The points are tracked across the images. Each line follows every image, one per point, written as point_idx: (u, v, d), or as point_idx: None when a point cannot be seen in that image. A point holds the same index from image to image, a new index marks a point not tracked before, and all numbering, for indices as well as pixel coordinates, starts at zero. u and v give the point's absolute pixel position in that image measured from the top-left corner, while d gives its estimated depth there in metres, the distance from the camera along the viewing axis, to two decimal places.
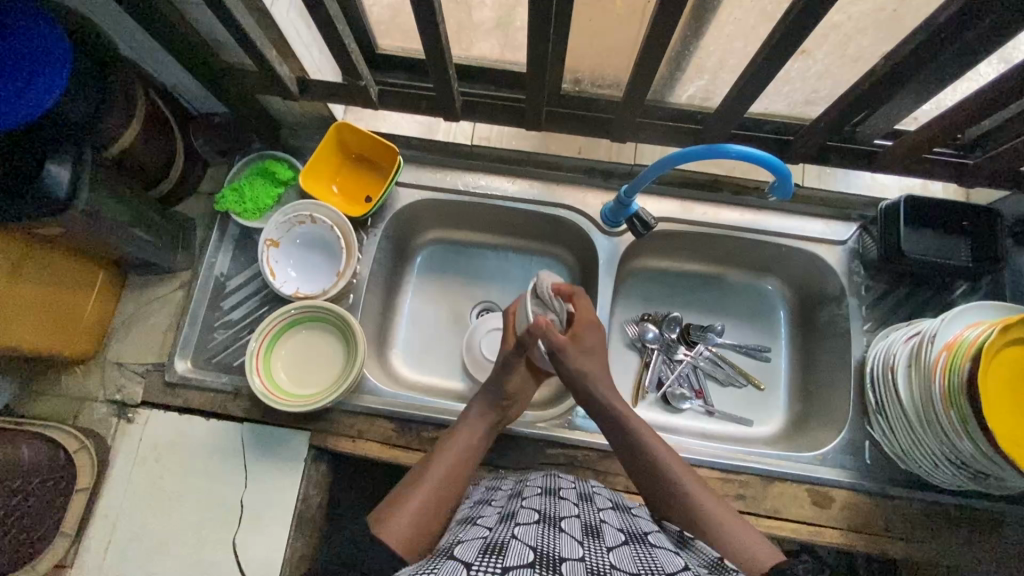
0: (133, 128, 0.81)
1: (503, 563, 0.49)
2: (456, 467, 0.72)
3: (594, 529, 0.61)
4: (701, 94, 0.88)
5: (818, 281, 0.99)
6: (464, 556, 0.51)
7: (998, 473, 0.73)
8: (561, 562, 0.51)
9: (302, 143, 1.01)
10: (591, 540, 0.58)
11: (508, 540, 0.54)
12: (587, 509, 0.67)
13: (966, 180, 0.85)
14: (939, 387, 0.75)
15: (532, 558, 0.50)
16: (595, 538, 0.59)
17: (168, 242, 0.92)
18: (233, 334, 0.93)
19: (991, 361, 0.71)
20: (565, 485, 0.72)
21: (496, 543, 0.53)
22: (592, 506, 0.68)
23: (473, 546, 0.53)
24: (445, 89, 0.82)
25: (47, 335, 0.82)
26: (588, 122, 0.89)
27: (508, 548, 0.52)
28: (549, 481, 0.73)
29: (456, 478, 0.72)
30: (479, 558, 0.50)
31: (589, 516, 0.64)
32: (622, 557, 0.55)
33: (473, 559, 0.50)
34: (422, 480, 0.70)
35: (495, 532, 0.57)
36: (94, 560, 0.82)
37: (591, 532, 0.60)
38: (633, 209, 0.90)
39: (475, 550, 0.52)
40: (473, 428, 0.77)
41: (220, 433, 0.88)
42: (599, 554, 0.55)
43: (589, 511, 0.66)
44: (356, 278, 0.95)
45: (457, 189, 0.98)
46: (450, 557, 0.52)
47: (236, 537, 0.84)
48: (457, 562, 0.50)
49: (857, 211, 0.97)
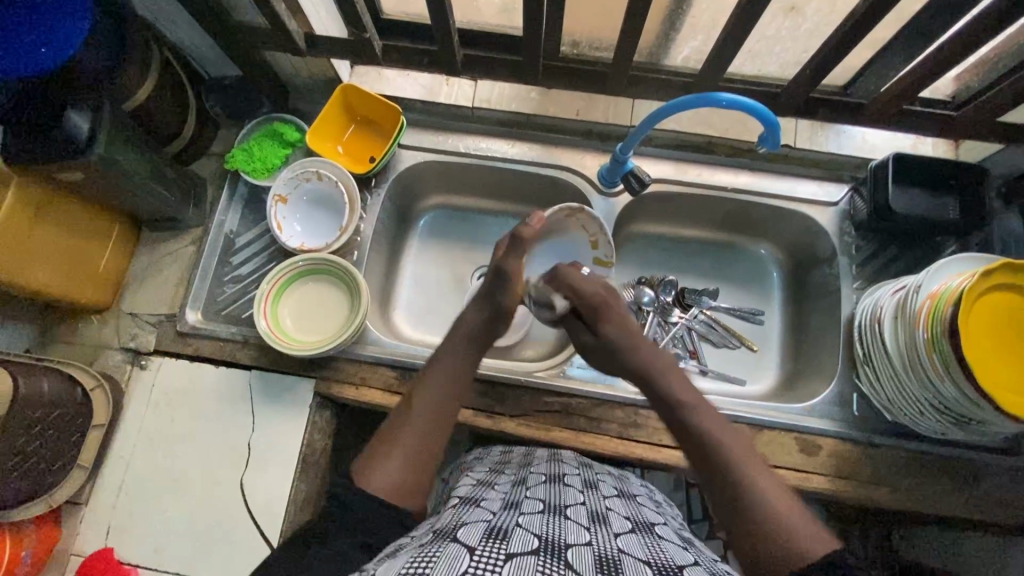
0: (150, 79, 0.85)
1: (506, 550, 0.49)
2: (436, 414, 0.71)
3: (601, 516, 0.62)
4: (696, 55, 0.90)
5: (810, 242, 1.02)
6: (467, 539, 0.51)
7: (981, 416, 0.75)
8: (566, 549, 0.52)
9: (309, 107, 1.05)
10: (598, 525, 0.59)
11: (512, 528, 0.54)
12: (593, 495, 0.68)
13: (953, 133, 0.87)
14: (923, 334, 0.77)
15: (536, 546, 0.50)
16: (602, 523, 0.60)
17: (181, 196, 0.95)
18: (242, 288, 0.97)
19: (972, 307, 0.73)
20: (569, 471, 0.74)
21: (500, 529, 0.53)
22: (597, 493, 0.70)
23: (476, 530, 0.53)
24: (447, 47, 0.85)
25: (67, 279, 0.86)
26: (586, 81, 0.92)
27: (511, 534, 0.52)
28: (552, 467, 0.75)
29: (437, 423, 0.70)
30: (483, 543, 0.50)
31: (595, 504, 0.65)
32: (630, 543, 0.56)
33: (476, 544, 0.50)
34: (404, 430, 0.68)
35: (498, 518, 0.57)
36: (110, 494, 0.87)
37: (597, 518, 0.61)
38: (628, 167, 0.93)
39: (478, 534, 0.52)
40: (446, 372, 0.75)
41: (228, 380, 0.91)
42: (606, 539, 0.56)
43: (594, 498, 0.67)
44: (360, 236, 0.99)
45: (460, 151, 1.01)
46: (452, 540, 0.51)
47: (243, 477, 0.87)
48: (460, 546, 0.49)
49: (848, 172, 0.99)
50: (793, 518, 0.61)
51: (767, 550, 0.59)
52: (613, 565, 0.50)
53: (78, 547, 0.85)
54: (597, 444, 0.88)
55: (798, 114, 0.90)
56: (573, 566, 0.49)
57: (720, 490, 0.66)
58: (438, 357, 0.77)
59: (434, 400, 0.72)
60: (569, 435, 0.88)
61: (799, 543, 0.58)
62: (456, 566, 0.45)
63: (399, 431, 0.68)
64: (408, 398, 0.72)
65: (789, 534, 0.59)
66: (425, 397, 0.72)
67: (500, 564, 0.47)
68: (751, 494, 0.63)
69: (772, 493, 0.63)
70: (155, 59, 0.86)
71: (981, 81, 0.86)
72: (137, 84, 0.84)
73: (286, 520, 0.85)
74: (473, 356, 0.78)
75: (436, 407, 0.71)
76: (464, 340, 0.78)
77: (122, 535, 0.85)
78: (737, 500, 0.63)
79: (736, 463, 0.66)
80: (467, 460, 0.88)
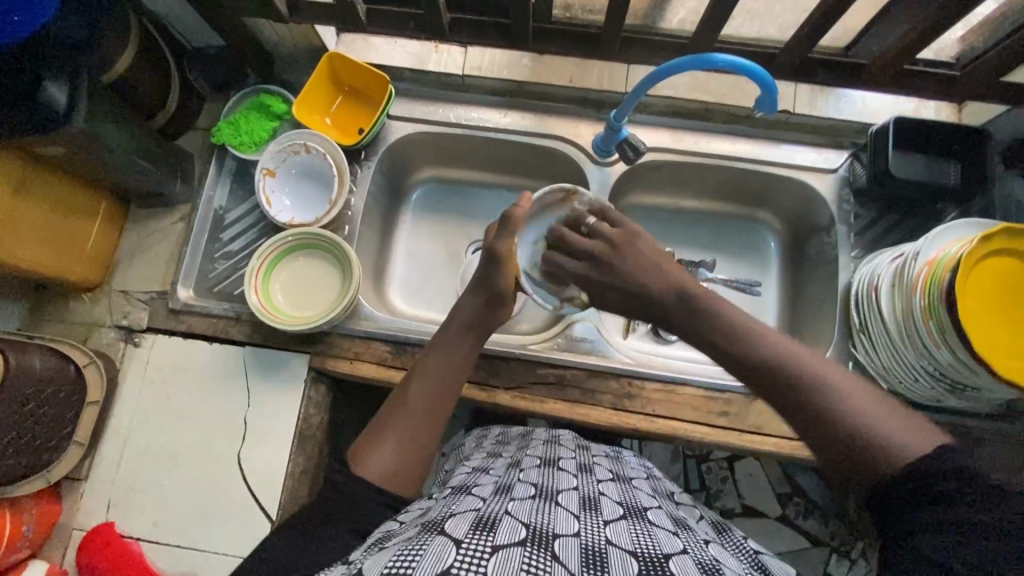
0: (129, 49, 0.82)
1: (492, 542, 0.47)
2: (432, 398, 0.71)
3: (592, 503, 0.60)
4: (692, 16, 0.88)
5: (808, 211, 1.00)
6: (453, 531, 0.49)
7: (975, 381, 0.74)
8: (554, 539, 0.50)
9: (296, 77, 1.02)
10: (588, 513, 0.58)
11: (501, 517, 0.52)
12: (586, 480, 0.67)
13: (954, 94, 0.85)
14: (920, 299, 0.76)
15: (524, 536, 0.49)
16: (592, 511, 0.58)
17: (168, 170, 0.93)
18: (234, 264, 0.96)
19: (969, 276, 0.72)
20: (564, 455, 0.74)
21: (487, 519, 0.51)
22: (591, 476, 0.69)
23: (464, 520, 0.51)
24: (432, 9, 0.82)
25: (55, 257, 0.85)
26: (578, 44, 0.88)
27: (499, 524, 0.50)
28: (549, 450, 0.75)
29: (431, 412, 0.71)
30: (470, 534, 0.48)
31: (587, 489, 0.64)
32: (619, 532, 0.55)
33: (462, 536, 0.47)
34: (399, 414, 0.70)
35: (488, 506, 0.56)
36: (108, 470, 0.87)
37: (588, 504, 0.60)
38: (623, 134, 0.91)
39: (466, 525, 0.50)
40: (447, 351, 0.75)
41: (221, 356, 0.91)
42: (595, 529, 0.54)
43: (588, 482, 0.66)
44: (351, 210, 0.97)
45: (451, 122, 0.99)
46: (439, 532, 0.49)
47: (240, 452, 0.88)
48: (446, 538, 0.47)
49: (848, 139, 0.97)
50: (882, 422, 0.49)
51: (862, 471, 0.48)
52: (599, 560, 0.48)
53: (79, 521, 0.86)
54: (592, 416, 0.88)
55: (796, 77, 0.88)
56: (561, 558, 0.47)
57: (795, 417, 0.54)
58: (435, 342, 0.77)
59: (428, 387, 0.72)
60: (564, 407, 0.88)
61: (896, 445, 0.47)
62: (441, 560, 0.43)
63: (394, 417, 0.69)
64: (402, 388, 0.73)
65: (886, 444, 0.47)
66: (420, 383, 0.72)
67: (485, 557, 0.44)
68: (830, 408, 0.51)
69: (854, 402, 0.51)
70: (133, 28, 0.83)
71: (987, 39, 0.83)
72: (116, 55, 0.81)
73: (283, 493, 0.86)
74: (471, 333, 0.78)
75: (429, 394, 0.72)
76: (461, 324, 0.78)
77: (121, 509, 0.86)
78: (816, 418, 0.52)
79: (799, 380, 0.54)
80: (466, 444, 0.89)
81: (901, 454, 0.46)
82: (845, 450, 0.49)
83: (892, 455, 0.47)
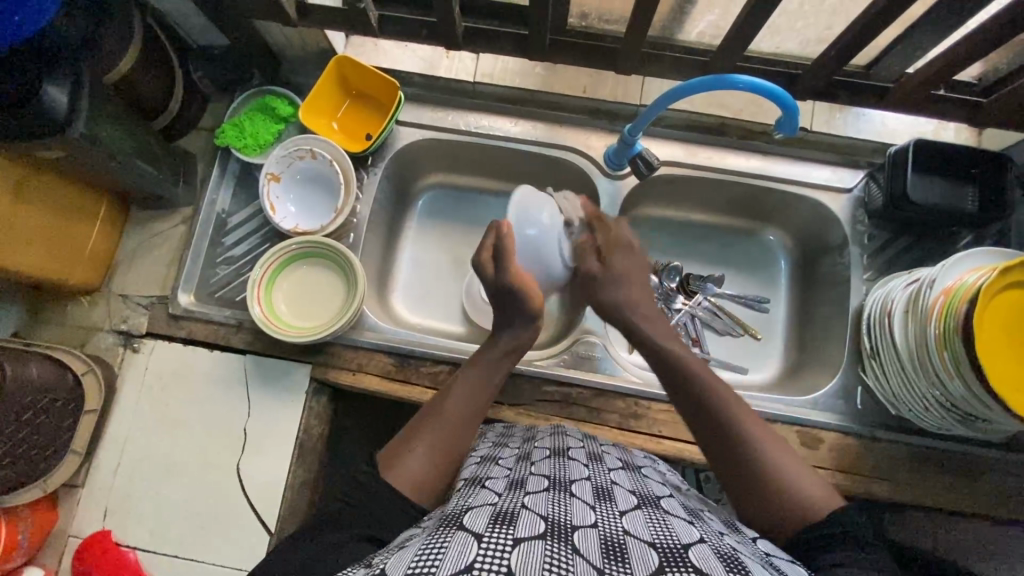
0: (132, 49, 0.80)
1: (514, 535, 0.45)
2: (463, 411, 0.71)
3: (605, 492, 0.59)
4: (711, 30, 0.85)
5: (821, 231, 0.98)
6: (473, 526, 0.47)
7: (989, 416, 0.73)
8: (573, 531, 0.48)
9: (302, 80, 1.00)
10: (602, 503, 0.56)
11: (518, 509, 0.50)
12: (598, 469, 0.65)
13: (978, 120, 0.84)
14: (936, 306, 0.75)
15: (544, 529, 0.46)
16: (607, 501, 0.56)
17: (169, 173, 0.91)
18: (236, 270, 0.94)
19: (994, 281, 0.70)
20: (573, 444, 0.72)
21: (505, 513, 0.49)
22: (602, 466, 0.67)
23: (482, 515, 0.49)
24: (446, 18, 0.80)
25: (55, 262, 0.83)
26: (595, 55, 0.86)
27: (518, 518, 0.48)
28: (556, 441, 0.73)
29: (463, 420, 0.71)
30: (490, 529, 0.46)
31: (600, 479, 0.62)
32: (636, 522, 0.53)
33: (483, 530, 0.45)
34: (430, 422, 0.69)
35: (503, 500, 0.54)
36: (105, 478, 0.86)
37: (603, 494, 0.58)
38: (637, 149, 0.88)
39: (485, 519, 0.48)
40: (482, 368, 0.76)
41: (222, 364, 0.90)
42: (612, 520, 0.52)
43: (599, 472, 0.65)
44: (356, 217, 0.95)
45: (460, 129, 0.97)
46: (458, 527, 0.47)
47: (239, 463, 0.87)
48: (467, 533, 0.45)
49: (865, 158, 0.95)
50: (802, 478, 0.61)
51: (786, 516, 0.58)
52: (618, 552, 0.46)
53: (74, 529, 0.85)
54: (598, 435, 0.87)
55: (818, 97, 0.87)
56: (582, 550, 0.45)
57: (733, 466, 0.64)
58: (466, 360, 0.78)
59: (460, 401, 0.72)
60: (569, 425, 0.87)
61: (811, 500, 0.59)
62: (463, 559, 0.41)
63: (426, 425, 0.69)
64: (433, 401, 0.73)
65: (801, 495, 0.59)
66: (452, 395, 0.72)
67: (507, 551, 0.42)
68: (765, 461, 0.62)
69: (783, 458, 0.63)
70: (137, 28, 0.80)
71: (1012, 63, 0.81)
72: (117, 55, 0.78)
73: (283, 505, 0.85)
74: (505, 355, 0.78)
75: (461, 407, 0.71)
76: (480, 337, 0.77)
77: (118, 518, 0.85)
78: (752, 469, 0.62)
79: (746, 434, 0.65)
80: None
81: (812, 506, 0.58)
82: (770, 498, 0.60)
83: (803, 511, 0.58)
